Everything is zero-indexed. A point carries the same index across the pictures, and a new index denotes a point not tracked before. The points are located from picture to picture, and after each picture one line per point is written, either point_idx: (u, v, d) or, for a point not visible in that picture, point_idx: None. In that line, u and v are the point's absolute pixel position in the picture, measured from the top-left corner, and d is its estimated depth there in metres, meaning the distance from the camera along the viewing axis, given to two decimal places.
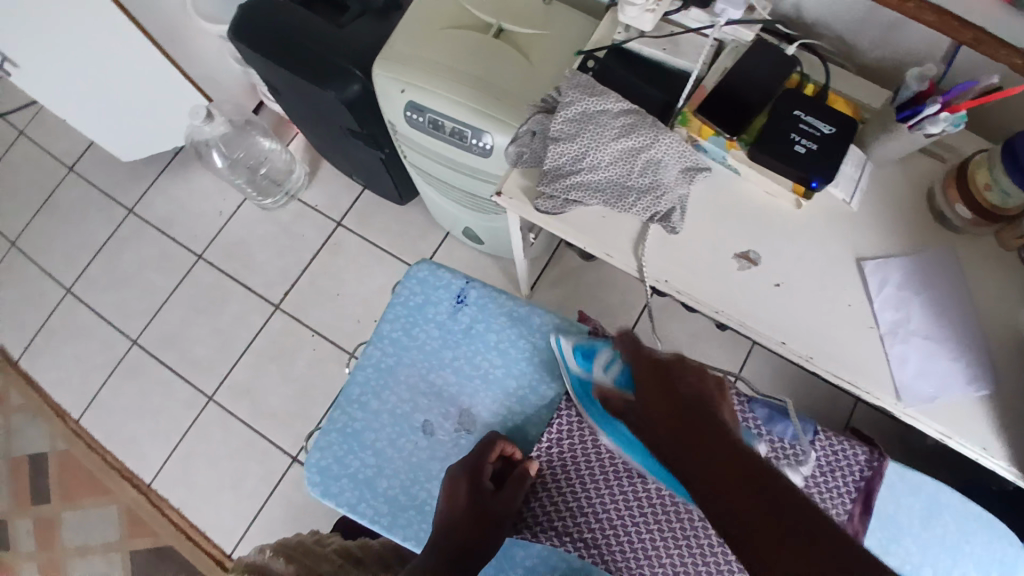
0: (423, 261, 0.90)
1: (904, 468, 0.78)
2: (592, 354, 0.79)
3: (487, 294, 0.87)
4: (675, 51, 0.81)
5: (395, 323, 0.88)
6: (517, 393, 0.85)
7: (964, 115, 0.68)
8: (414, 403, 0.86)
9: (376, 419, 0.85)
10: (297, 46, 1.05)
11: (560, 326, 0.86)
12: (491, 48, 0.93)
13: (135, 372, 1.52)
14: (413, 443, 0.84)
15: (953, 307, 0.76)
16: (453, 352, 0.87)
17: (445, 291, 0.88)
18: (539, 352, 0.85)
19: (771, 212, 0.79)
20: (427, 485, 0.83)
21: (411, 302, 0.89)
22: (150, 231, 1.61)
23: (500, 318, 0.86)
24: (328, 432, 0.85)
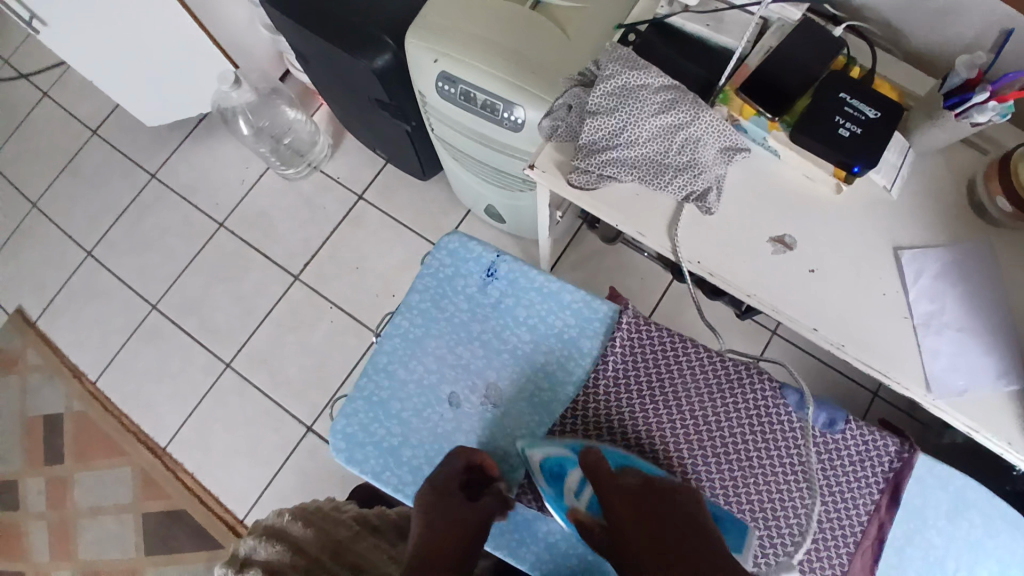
0: (455, 233, 0.89)
1: (932, 460, 0.77)
2: (562, 473, 0.75)
3: (517, 268, 0.86)
4: (718, 28, 0.79)
5: (424, 293, 0.88)
6: (544, 368, 0.84)
7: (1012, 105, 0.66)
8: (442, 374, 0.85)
9: (402, 389, 0.85)
10: (331, 14, 1.04)
11: (589, 303, 0.84)
12: (528, 20, 0.92)
13: (154, 336, 1.53)
14: (439, 414, 0.84)
15: (989, 302, 0.75)
16: (482, 325, 0.86)
17: (475, 263, 0.87)
18: (567, 330, 0.84)
19: (813, 197, 0.78)
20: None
21: (441, 273, 0.88)
22: (172, 196, 1.62)
23: (530, 294, 0.86)
24: (354, 399, 0.85)
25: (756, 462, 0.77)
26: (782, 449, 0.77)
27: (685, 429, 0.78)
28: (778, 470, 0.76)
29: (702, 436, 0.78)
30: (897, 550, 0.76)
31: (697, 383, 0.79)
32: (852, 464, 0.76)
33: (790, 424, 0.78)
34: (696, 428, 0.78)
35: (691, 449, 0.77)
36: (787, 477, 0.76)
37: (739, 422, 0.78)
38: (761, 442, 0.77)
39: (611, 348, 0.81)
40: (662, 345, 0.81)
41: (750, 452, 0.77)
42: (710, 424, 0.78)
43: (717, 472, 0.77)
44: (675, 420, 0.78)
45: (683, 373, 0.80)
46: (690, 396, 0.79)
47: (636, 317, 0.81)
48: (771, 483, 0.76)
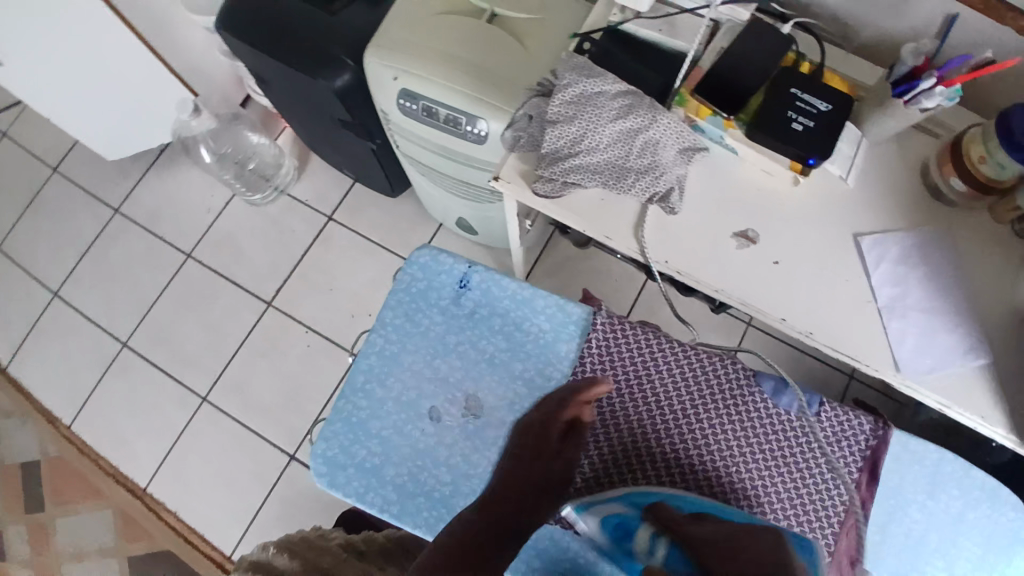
0: (424, 246, 0.88)
1: (909, 437, 0.78)
2: (629, 532, 0.70)
3: (489, 277, 0.86)
4: (673, 33, 0.80)
5: (398, 309, 0.87)
6: (523, 376, 0.84)
7: (959, 89, 0.69)
8: (421, 390, 0.85)
9: (381, 407, 0.84)
10: (292, 37, 1.04)
11: (561, 306, 0.84)
12: (486, 33, 0.92)
13: (126, 373, 1.50)
14: (420, 430, 0.83)
15: (951, 284, 0.77)
16: (458, 337, 0.86)
17: (448, 275, 0.87)
18: (543, 335, 0.84)
19: (773, 190, 0.79)
20: (434, 471, 0.82)
21: (413, 287, 0.88)
22: (137, 229, 1.58)
23: (504, 302, 0.85)
24: (333, 422, 0.84)
25: (736, 451, 0.78)
26: (760, 437, 0.78)
27: (665, 426, 0.79)
28: (757, 458, 0.78)
29: (682, 431, 0.79)
30: (879, 528, 0.78)
31: (674, 378, 0.80)
32: (831, 446, 0.77)
33: (767, 410, 0.79)
34: (676, 424, 0.79)
35: (672, 446, 0.79)
36: (766, 464, 0.77)
37: (717, 413, 0.79)
38: (740, 431, 0.78)
39: (587, 351, 0.82)
40: (637, 343, 0.81)
41: (730, 442, 0.78)
42: (689, 419, 0.79)
43: (699, 465, 0.78)
44: (653, 418, 0.79)
45: (659, 369, 0.80)
46: (668, 392, 0.80)
47: (609, 317, 0.82)
48: (751, 472, 0.77)
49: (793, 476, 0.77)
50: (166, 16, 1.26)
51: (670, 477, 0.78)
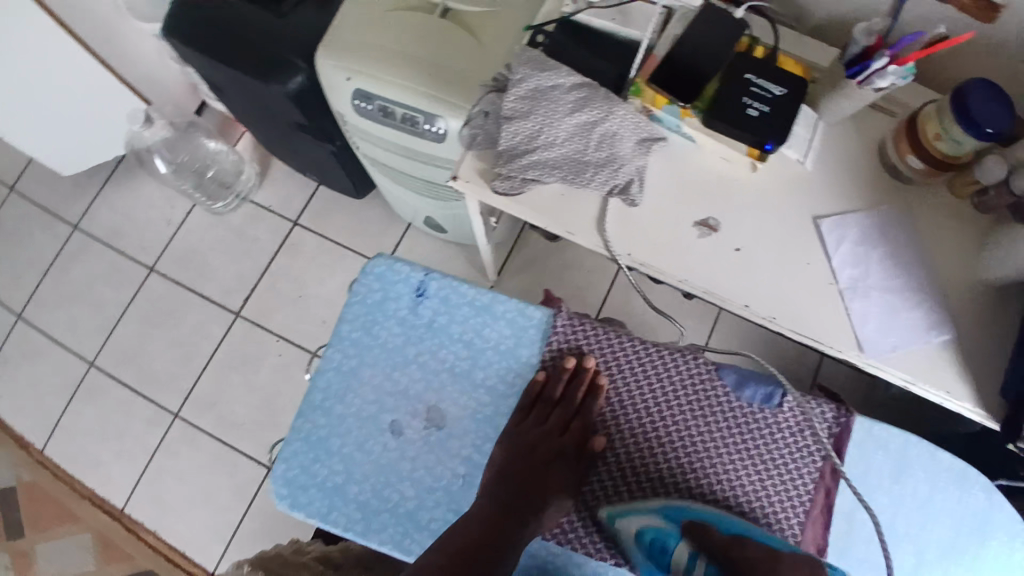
0: (380, 256, 0.86)
1: (871, 423, 0.78)
2: (665, 548, 0.73)
3: (447, 285, 0.84)
4: (625, 21, 0.79)
5: (355, 322, 0.85)
6: (485, 383, 0.82)
7: (912, 67, 0.68)
8: (381, 404, 0.83)
9: (341, 424, 0.83)
10: (241, 40, 1.01)
11: (520, 310, 0.83)
12: (437, 28, 0.90)
13: (96, 394, 1.46)
14: (382, 445, 0.82)
15: (911, 263, 0.78)
16: (417, 347, 0.84)
17: (405, 285, 0.85)
18: (504, 341, 0.82)
19: (731, 177, 0.79)
20: (399, 486, 0.80)
21: (369, 299, 0.85)
22: (98, 245, 1.54)
23: (463, 309, 0.83)
24: (292, 442, 0.83)
25: (701, 447, 0.78)
26: (725, 432, 0.78)
27: (630, 427, 0.79)
28: (722, 452, 0.78)
29: (647, 429, 0.78)
30: (846, 517, 0.77)
31: (636, 378, 0.80)
32: (794, 435, 0.77)
33: (731, 403, 0.78)
34: (641, 423, 0.79)
35: (638, 445, 0.78)
36: (731, 457, 0.77)
37: (681, 409, 0.78)
38: (705, 427, 0.78)
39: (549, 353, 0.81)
40: (600, 341, 0.81)
41: (695, 438, 0.78)
42: (654, 417, 0.79)
43: (665, 463, 0.77)
44: (619, 416, 0.79)
45: (623, 368, 0.80)
46: (633, 391, 0.80)
47: (570, 318, 0.82)
48: (716, 467, 0.77)
49: (758, 468, 0.77)
50: (111, 24, 1.21)
51: (638, 478, 0.78)
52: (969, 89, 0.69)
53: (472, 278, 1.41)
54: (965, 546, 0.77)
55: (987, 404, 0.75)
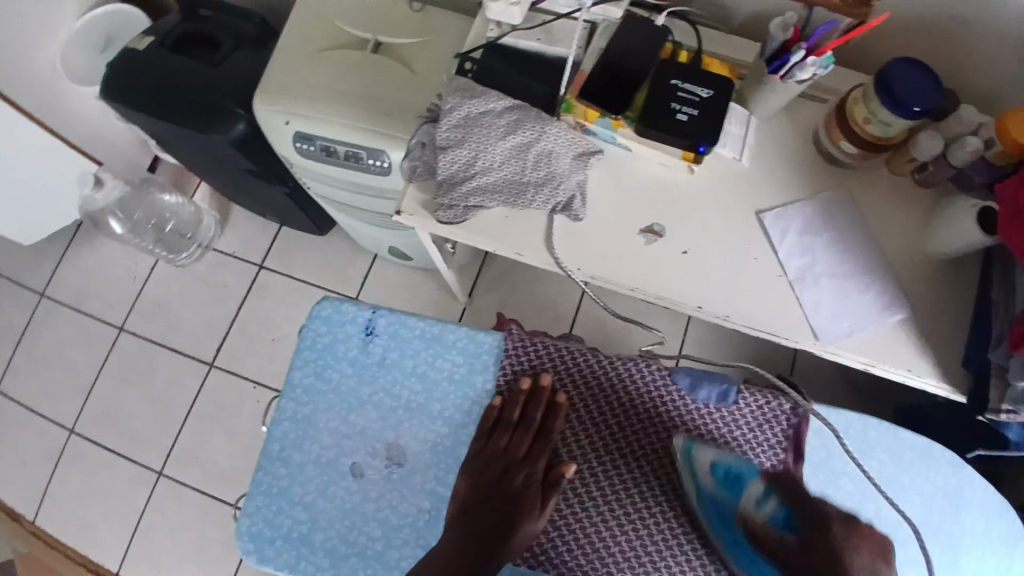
0: (325, 298, 0.86)
1: (830, 409, 0.79)
2: (740, 480, 0.76)
3: (395, 320, 0.84)
4: (551, 40, 0.80)
5: (306, 368, 0.85)
6: (443, 415, 0.81)
7: (831, 56, 0.68)
8: (340, 447, 0.82)
9: (301, 472, 0.82)
10: (181, 92, 1.00)
11: (472, 337, 0.83)
12: (370, 63, 0.90)
13: (78, 461, 1.43)
14: (345, 488, 0.81)
15: (857, 246, 0.79)
16: (372, 387, 0.83)
17: (352, 325, 0.85)
18: (457, 370, 0.82)
19: (670, 182, 0.80)
20: (365, 528, 0.80)
21: (318, 342, 0.85)
22: (65, 309, 1.52)
23: (414, 343, 0.83)
24: (254, 496, 0.82)
25: (661, 452, 0.78)
26: (684, 435, 0.78)
27: (592, 441, 0.79)
28: (684, 455, 0.77)
29: (607, 440, 0.78)
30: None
31: (593, 391, 0.80)
32: (753, 430, 0.78)
33: (686, 406, 0.79)
34: (601, 435, 0.79)
35: (600, 458, 0.78)
36: (693, 459, 0.77)
37: (639, 418, 0.79)
38: (664, 433, 0.78)
39: (504, 377, 0.81)
40: (553, 359, 0.81)
41: (656, 444, 0.78)
42: (614, 428, 0.79)
43: (629, 474, 0.77)
44: (579, 431, 0.79)
45: (579, 384, 0.81)
46: (591, 405, 0.80)
47: (520, 339, 0.82)
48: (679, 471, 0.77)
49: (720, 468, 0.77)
50: (52, 89, 1.21)
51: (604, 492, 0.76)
52: (890, 71, 0.69)
53: (443, 302, 1.41)
54: (937, 522, 0.77)
55: (950, 377, 0.76)
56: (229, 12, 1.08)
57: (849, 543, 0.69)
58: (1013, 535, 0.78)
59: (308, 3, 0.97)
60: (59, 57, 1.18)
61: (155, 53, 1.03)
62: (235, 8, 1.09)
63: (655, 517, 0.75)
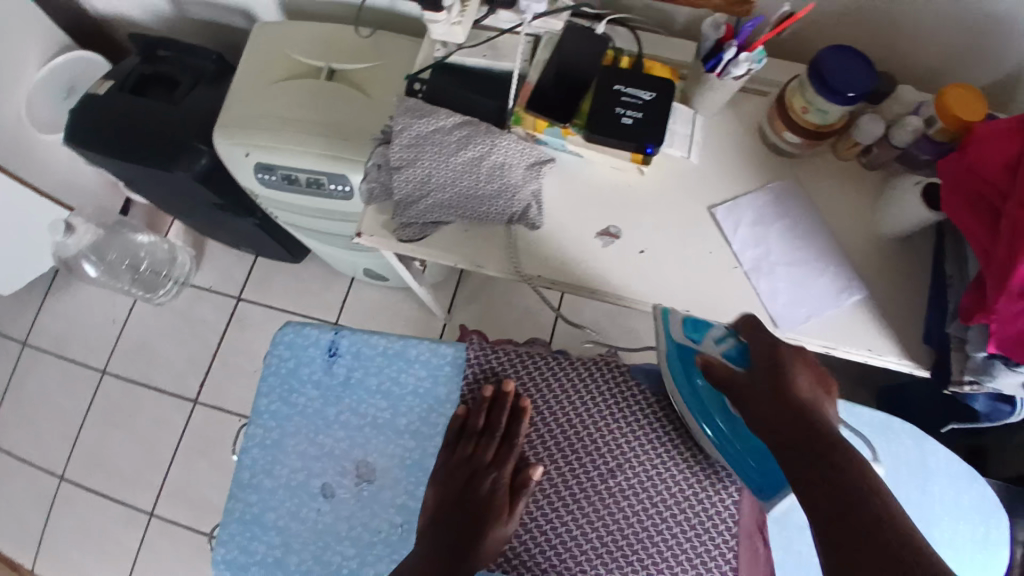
0: (288, 324, 0.88)
1: None
2: (704, 326, 0.73)
3: (357, 339, 0.85)
4: (496, 56, 0.82)
5: (272, 395, 0.85)
6: (410, 428, 0.82)
7: (762, 51, 0.71)
8: (309, 470, 0.83)
9: (273, 497, 0.82)
10: (143, 132, 1.02)
11: (434, 350, 0.84)
12: (325, 90, 0.92)
13: (70, 507, 1.42)
14: (316, 509, 0.81)
15: (807, 232, 0.81)
16: (338, 407, 0.84)
17: (315, 347, 0.86)
18: (421, 383, 0.83)
19: (622, 184, 0.82)
20: (338, 547, 0.80)
21: (283, 368, 0.86)
22: (48, 356, 1.52)
23: (377, 360, 0.84)
24: (227, 524, 0.82)
25: (626, 446, 0.78)
26: (649, 428, 0.79)
27: (558, 443, 0.79)
28: (649, 448, 0.78)
29: (573, 440, 0.78)
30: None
31: (557, 393, 0.81)
32: None
33: (645, 399, 0.80)
34: (568, 436, 0.79)
35: (568, 458, 0.78)
36: (656, 450, 0.78)
37: (601, 414, 0.79)
38: (629, 428, 0.79)
39: (468, 388, 0.82)
40: (514, 364, 0.82)
41: (623, 440, 0.78)
42: (580, 427, 0.79)
43: (597, 471, 0.77)
44: (544, 433, 0.79)
45: (542, 388, 0.81)
46: (556, 408, 0.80)
47: (480, 348, 0.83)
48: (644, 463, 0.77)
49: (686, 457, 0.77)
50: (20, 139, 1.22)
51: (574, 492, 0.76)
52: (822, 60, 0.71)
53: (423, 319, 1.42)
54: (907, 494, 0.79)
55: (913, 353, 0.77)
56: (186, 51, 1.10)
57: (790, 361, 0.63)
58: (983, 502, 0.80)
59: (261, 37, 0.99)
60: (26, 106, 1.19)
61: (115, 97, 1.04)
62: (193, 46, 1.10)
63: (624, 510, 0.75)
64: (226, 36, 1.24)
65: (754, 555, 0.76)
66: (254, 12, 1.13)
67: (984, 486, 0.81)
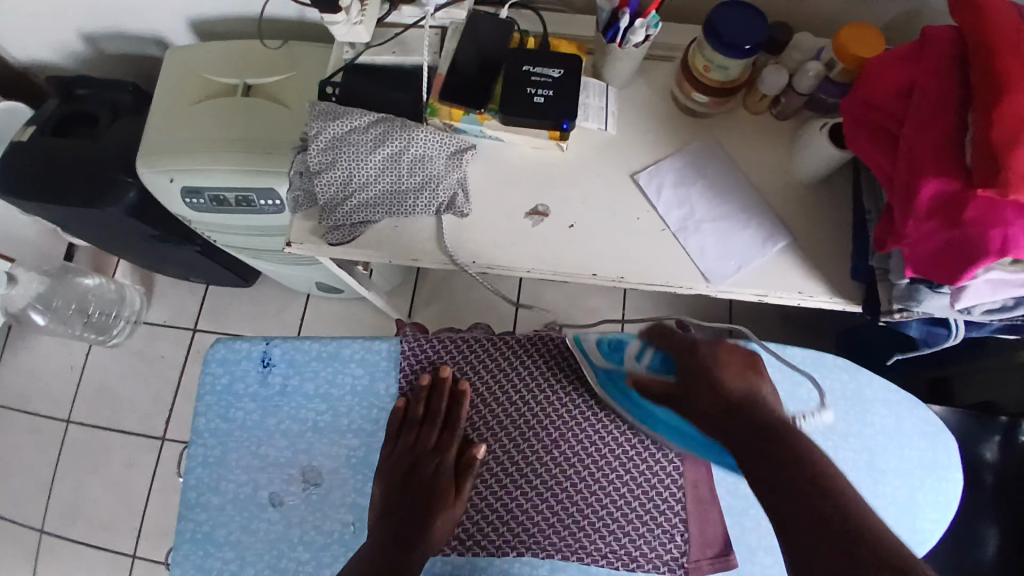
0: (218, 340, 0.86)
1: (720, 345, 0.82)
2: (622, 346, 0.81)
3: (290, 347, 0.84)
4: (404, 51, 0.84)
5: (209, 413, 0.84)
6: (354, 427, 0.82)
7: (656, 15, 0.73)
8: (255, 481, 0.82)
9: (222, 514, 0.82)
10: (67, 172, 1.00)
11: (368, 347, 0.84)
12: (242, 105, 0.92)
13: (50, 562, 1.38)
14: (266, 520, 0.81)
15: (726, 188, 0.82)
16: (277, 417, 0.83)
17: (248, 360, 0.85)
18: (359, 382, 0.83)
19: (543, 162, 0.83)
20: (294, 553, 0.80)
21: (217, 385, 0.85)
22: (8, 413, 1.47)
23: (312, 365, 0.83)
24: (180, 545, 0.81)
25: (567, 415, 0.81)
26: (588, 396, 0.81)
27: (500, 423, 0.81)
28: (589, 415, 0.81)
29: (515, 418, 0.81)
30: None
31: (494, 375, 0.83)
32: None
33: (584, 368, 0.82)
34: (509, 414, 0.81)
35: (510, 435, 0.81)
36: (596, 419, 0.81)
37: (540, 388, 0.81)
38: (567, 398, 0.81)
39: (405, 380, 0.83)
40: (451, 351, 0.83)
41: (562, 411, 0.81)
42: (518, 404, 0.81)
43: (539, 443, 0.80)
44: (485, 413, 0.82)
45: (479, 371, 0.83)
46: (495, 390, 0.82)
47: (414, 340, 0.84)
48: (587, 429, 0.80)
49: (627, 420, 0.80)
50: None
51: (520, 469, 0.79)
52: (717, 18, 0.73)
53: (386, 327, 1.42)
54: (847, 428, 0.80)
55: (843, 289, 0.79)
56: (102, 87, 1.08)
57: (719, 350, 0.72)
58: (928, 427, 0.81)
59: (172, 63, 0.98)
60: None
61: (35, 141, 1.02)
62: (107, 81, 1.08)
63: (571, 479, 0.79)
64: (145, 67, 1.22)
65: (704, 508, 0.78)
66: (168, 40, 1.13)
67: (928, 412, 0.82)
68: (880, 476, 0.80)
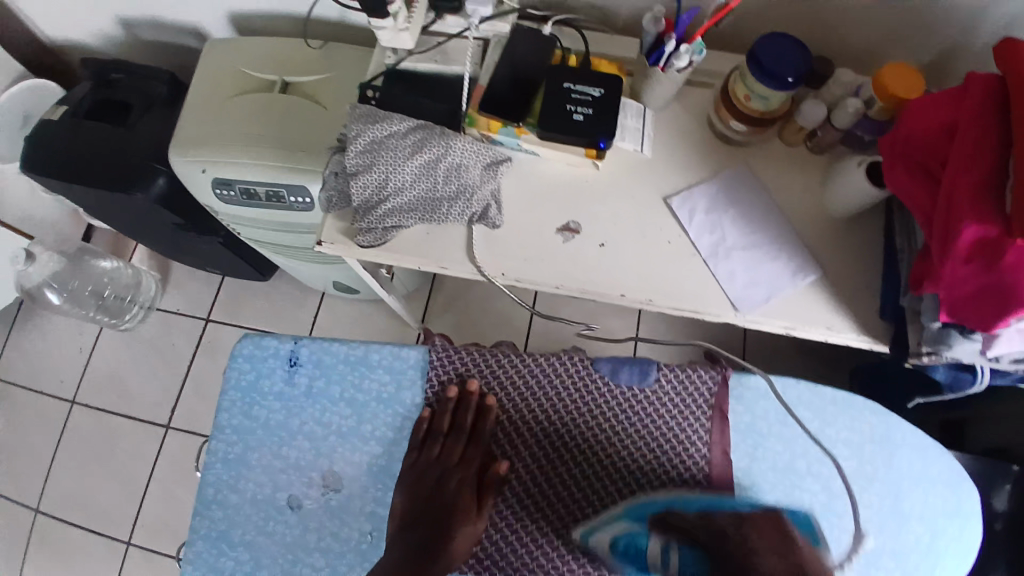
0: (246, 337, 0.86)
1: (748, 377, 0.82)
2: (640, 551, 0.74)
3: (317, 348, 0.84)
4: (446, 60, 0.84)
5: (232, 409, 0.84)
6: (378, 434, 0.82)
7: (701, 42, 0.74)
8: (274, 483, 0.82)
9: (238, 514, 0.82)
10: (100, 157, 1.00)
11: (396, 353, 0.83)
12: (280, 102, 0.92)
13: (46, 545, 1.37)
14: (283, 524, 0.81)
15: (759, 216, 0.83)
16: (301, 418, 0.83)
17: (275, 359, 0.84)
18: (384, 389, 0.83)
19: (579, 179, 0.83)
20: (308, 559, 0.80)
21: (242, 381, 0.84)
22: (16, 391, 1.47)
23: (339, 368, 0.83)
24: (194, 542, 0.81)
25: (592, 438, 0.81)
26: (613, 421, 0.81)
27: (525, 442, 0.81)
28: (613, 440, 0.80)
29: (539, 439, 0.81)
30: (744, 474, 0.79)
31: (521, 392, 0.82)
32: (678, 403, 0.81)
33: (611, 391, 0.81)
34: (533, 433, 0.81)
35: (534, 454, 0.81)
36: (621, 445, 0.80)
37: (566, 409, 0.81)
38: (593, 421, 0.81)
39: (431, 390, 0.83)
40: (478, 365, 0.83)
41: (587, 434, 0.81)
42: (544, 423, 0.81)
43: (563, 465, 0.80)
44: (509, 430, 0.82)
45: (506, 386, 0.83)
46: (521, 408, 0.82)
47: (443, 350, 0.83)
48: (612, 454, 0.80)
49: (651, 447, 0.80)
50: None
51: (542, 489, 0.80)
52: (760, 48, 0.73)
53: (399, 332, 1.42)
54: (873, 471, 0.80)
55: (874, 330, 0.79)
56: (138, 73, 1.08)
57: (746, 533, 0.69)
58: (952, 476, 0.80)
59: (212, 56, 0.99)
60: None
61: (69, 123, 1.03)
62: (144, 68, 1.08)
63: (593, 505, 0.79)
64: (179, 56, 1.23)
65: None
66: (206, 31, 1.13)
67: (953, 460, 0.82)
68: (902, 521, 0.79)
